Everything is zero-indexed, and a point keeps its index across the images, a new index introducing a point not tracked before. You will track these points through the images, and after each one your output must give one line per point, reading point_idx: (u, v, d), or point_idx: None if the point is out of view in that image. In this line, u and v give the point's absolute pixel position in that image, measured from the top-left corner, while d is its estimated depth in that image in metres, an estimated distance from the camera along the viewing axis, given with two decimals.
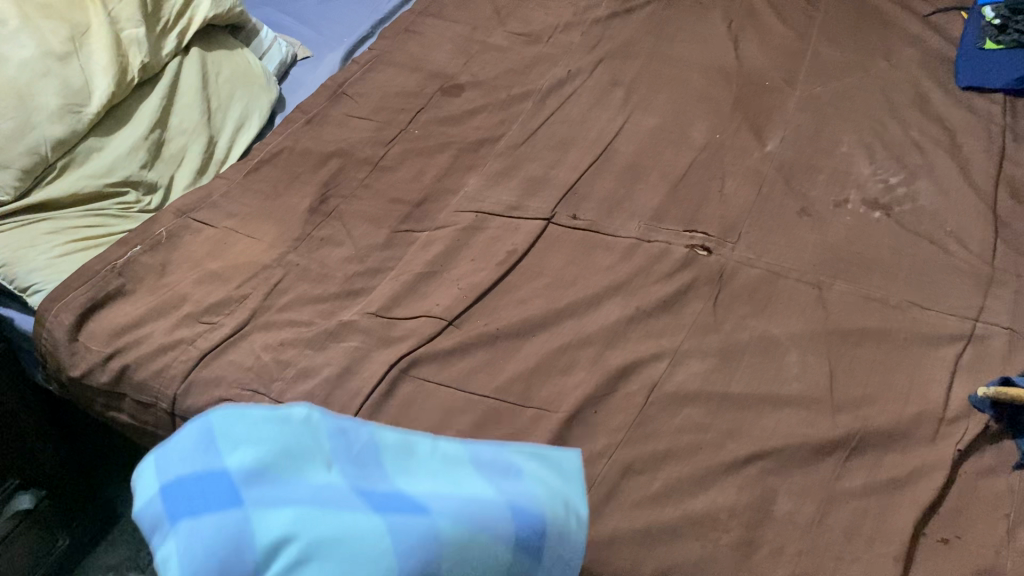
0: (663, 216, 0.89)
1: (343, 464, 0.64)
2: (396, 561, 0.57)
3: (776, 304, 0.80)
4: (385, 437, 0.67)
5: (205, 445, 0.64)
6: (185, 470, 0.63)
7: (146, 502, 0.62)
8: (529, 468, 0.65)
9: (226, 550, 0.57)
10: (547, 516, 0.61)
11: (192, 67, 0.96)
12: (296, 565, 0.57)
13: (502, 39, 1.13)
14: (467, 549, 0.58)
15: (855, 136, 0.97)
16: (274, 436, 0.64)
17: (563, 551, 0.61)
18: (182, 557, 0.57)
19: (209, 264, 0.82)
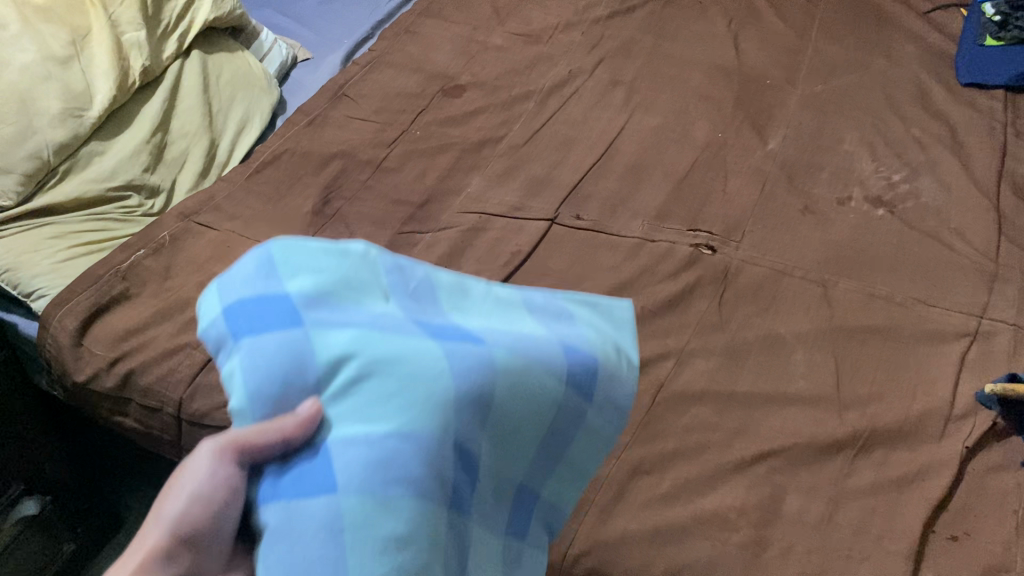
0: (666, 216, 0.89)
1: (402, 296, 0.50)
2: (462, 381, 0.46)
3: (780, 302, 0.80)
4: (441, 276, 0.54)
5: (266, 268, 0.48)
6: (241, 282, 0.47)
7: (199, 325, 0.46)
8: (592, 323, 0.58)
9: (289, 364, 0.44)
10: (599, 357, 0.54)
11: (194, 70, 0.95)
12: (362, 383, 0.44)
13: (502, 39, 1.13)
14: (527, 376, 0.50)
15: (857, 134, 0.97)
16: (336, 264, 0.49)
17: (614, 392, 0.55)
18: (246, 376, 0.43)
19: (213, 267, 0.81)
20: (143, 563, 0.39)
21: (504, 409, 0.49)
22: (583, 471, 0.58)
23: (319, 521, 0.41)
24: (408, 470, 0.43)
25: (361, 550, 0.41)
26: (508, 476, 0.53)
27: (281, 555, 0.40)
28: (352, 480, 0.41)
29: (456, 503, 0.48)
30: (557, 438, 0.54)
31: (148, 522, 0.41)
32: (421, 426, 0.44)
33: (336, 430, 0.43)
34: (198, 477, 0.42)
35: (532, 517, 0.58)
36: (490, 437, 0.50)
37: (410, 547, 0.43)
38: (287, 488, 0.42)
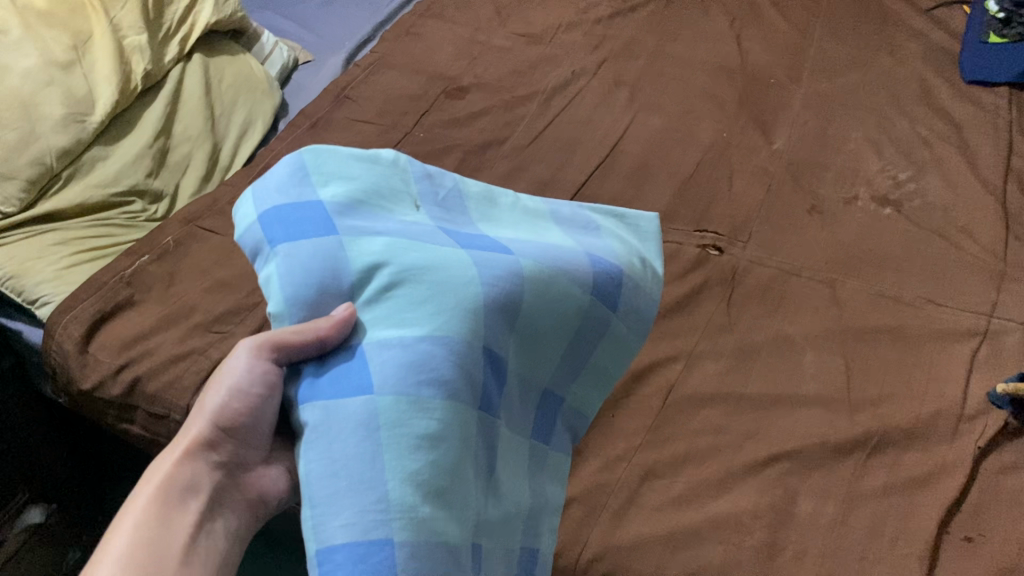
0: (672, 217, 0.88)
1: (430, 207, 0.62)
2: (490, 286, 0.52)
3: (789, 303, 0.80)
4: (469, 186, 0.66)
5: (300, 175, 0.56)
6: (276, 193, 0.54)
7: (237, 232, 0.54)
8: (606, 227, 0.68)
9: (327, 269, 0.51)
10: (623, 269, 0.62)
11: (195, 73, 0.95)
12: (398, 286, 0.51)
13: (504, 40, 1.12)
14: (555, 287, 0.56)
15: (862, 133, 0.97)
16: (366, 175, 0.59)
17: (637, 300, 0.63)
18: (284, 279, 0.51)
19: (218, 273, 0.81)
20: (188, 449, 0.52)
21: (532, 315, 0.55)
22: (606, 378, 0.63)
23: (357, 418, 0.47)
24: (439, 372, 0.48)
25: (396, 447, 0.46)
26: (538, 382, 0.59)
27: (322, 449, 0.47)
28: (387, 381, 0.47)
29: (487, 405, 0.52)
30: (580, 345, 0.60)
31: (196, 412, 0.54)
32: (452, 331, 0.50)
33: (369, 333, 0.50)
34: (237, 374, 0.52)
35: (557, 423, 0.61)
36: (519, 340, 0.55)
37: (443, 443, 0.47)
38: (325, 388, 0.49)
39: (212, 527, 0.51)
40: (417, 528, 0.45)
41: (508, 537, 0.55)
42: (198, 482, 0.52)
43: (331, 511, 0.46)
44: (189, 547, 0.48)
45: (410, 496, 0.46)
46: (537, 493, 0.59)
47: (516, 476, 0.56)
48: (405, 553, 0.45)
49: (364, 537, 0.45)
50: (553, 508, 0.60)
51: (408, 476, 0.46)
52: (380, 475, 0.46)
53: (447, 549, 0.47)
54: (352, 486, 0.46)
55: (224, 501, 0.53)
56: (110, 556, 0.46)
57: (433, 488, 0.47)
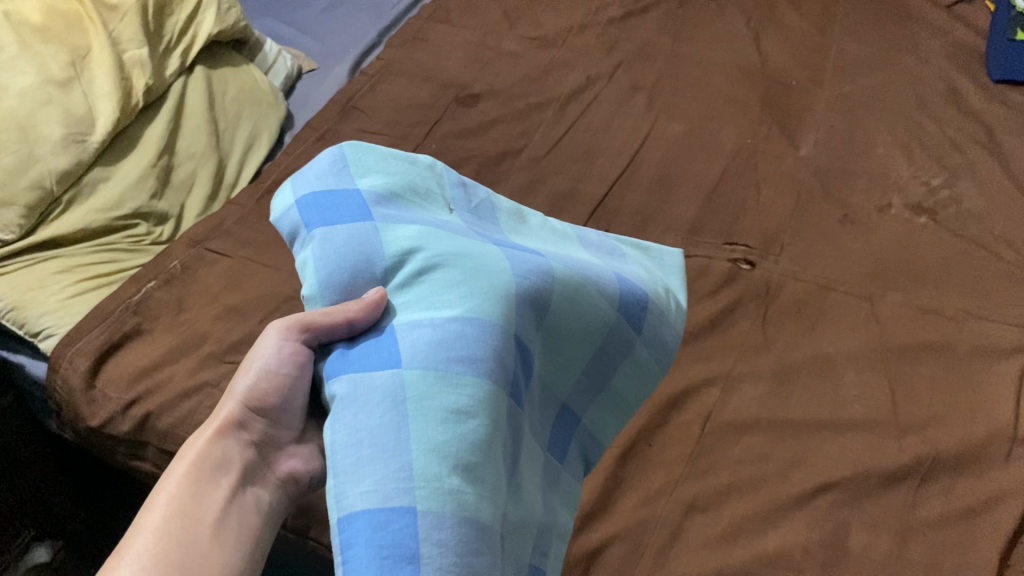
0: (700, 229, 0.85)
1: (463, 211, 0.63)
2: (521, 277, 0.53)
3: (826, 320, 0.76)
4: (500, 203, 0.67)
5: (340, 165, 0.57)
6: (314, 179, 0.55)
7: (275, 215, 0.54)
8: (632, 257, 0.71)
9: (361, 254, 0.52)
10: (648, 295, 0.63)
11: (199, 86, 0.91)
12: (433, 271, 0.51)
13: (514, 44, 1.09)
14: (582, 296, 0.56)
15: (891, 137, 0.94)
16: (405, 171, 0.60)
17: (661, 331, 0.63)
18: (319, 264, 0.52)
19: (229, 298, 0.77)
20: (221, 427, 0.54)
21: (561, 317, 0.55)
22: (625, 402, 0.62)
23: (383, 390, 0.46)
24: (472, 351, 0.47)
25: (423, 418, 0.45)
26: (557, 395, 0.58)
27: (348, 419, 0.46)
28: (416, 357, 0.47)
29: (517, 396, 0.50)
30: (604, 361, 0.59)
31: (227, 395, 0.56)
32: (487, 315, 0.49)
33: (399, 316, 0.50)
34: (265, 357, 0.54)
35: (573, 441, 0.60)
36: (544, 341, 0.55)
37: (475, 418, 0.46)
38: (354, 362, 0.49)
39: (245, 500, 0.52)
40: (443, 498, 0.43)
41: (527, 548, 0.51)
42: (231, 459, 0.53)
43: (353, 477, 0.44)
44: (222, 518, 0.50)
45: (435, 466, 0.44)
46: (552, 510, 0.55)
47: (535, 484, 0.53)
48: (427, 522, 0.43)
49: (385, 504, 0.43)
50: (565, 531, 0.57)
51: (434, 448, 0.44)
52: (404, 444, 0.44)
53: (476, 527, 0.44)
54: (375, 454, 0.45)
55: (256, 478, 0.54)
56: (144, 529, 0.47)
57: (463, 463, 0.45)
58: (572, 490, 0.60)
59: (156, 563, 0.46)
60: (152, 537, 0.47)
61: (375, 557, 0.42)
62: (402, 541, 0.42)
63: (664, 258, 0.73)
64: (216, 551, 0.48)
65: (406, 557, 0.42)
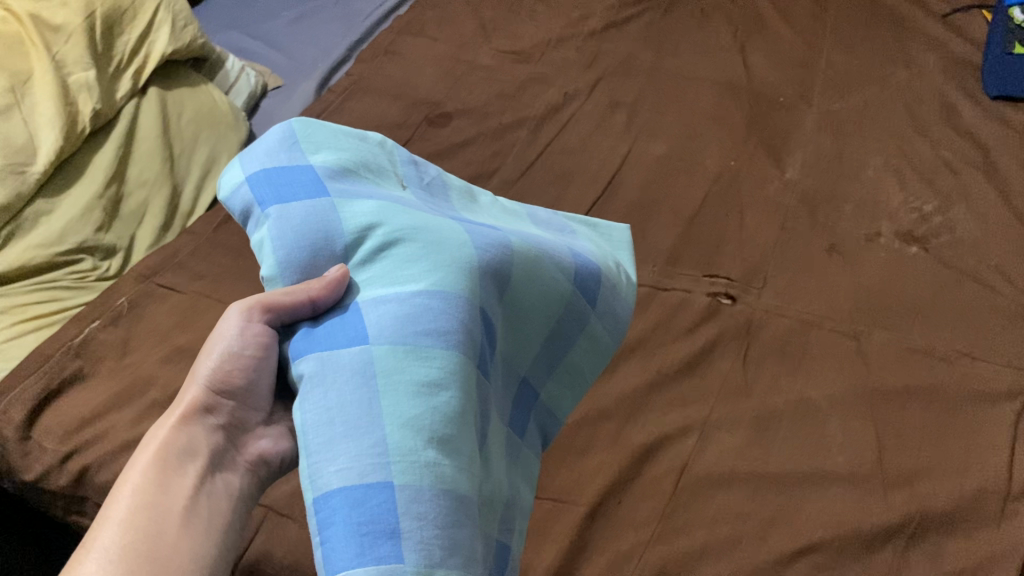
0: (678, 259, 0.81)
1: (417, 188, 0.58)
2: (483, 249, 0.49)
3: (810, 361, 0.72)
4: (451, 180, 0.63)
5: (289, 143, 0.53)
6: (264, 155, 0.51)
7: (223, 194, 0.50)
8: (582, 233, 0.68)
9: (319, 230, 0.47)
10: (605, 269, 0.60)
11: (152, 109, 0.86)
12: (395, 245, 0.47)
13: (490, 58, 1.04)
14: (542, 269, 0.53)
15: (882, 158, 0.89)
16: (355, 147, 0.55)
17: (615, 304, 0.60)
18: (276, 242, 0.48)
19: (178, 338, 0.73)
20: (188, 411, 0.51)
21: (522, 290, 0.51)
22: (582, 379, 0.59)
23: (351, 366, 0.42)
24: (441, 324, 0.44)
25: (395, 393, 0.42)
26: (520, 368, 0.54)
27: (317, 399, 0.42)
28: (384, 332, 0.43)
29: (484, 367, 0.47)
30: (563, 335, 0.56)
31: (189, 379, 0.53)
32: (453, 287, 0.45)
33: (363, 292, 0.46)
34: (230, 337, 0.51)
35: (530, 415, 0.57)
36: (508, 316, 0.52)
37: (447, 389, 0.42)
38: (320, 341, 0.45)
39: (216, 487, 0.49)
40: (419, 473, 0.40)
41: (495, 524, 0.48)
42: (198, 445, 0.50)
43: (325, 455, 0.41)
44: (192, 506, 0.47)
45: (410, 440, 0.41)
46: (514, 486, 0.52)
47: (502, 461, 0.50)
48: (405, 496, 0.39)
49: (361, 480, 0.40)
50: (526, 507, 0.54)
51: (406, 421, 0.41)
52: (376, 420, 0.41)
53: (454, 500, 0.41)
54: (348, 431, 0.41)
55: (226, 463, 0.51)
56: (109, 523, 0.44)
57: (438, 435, 0.41)
58: (534, 468, 0.57)
59: (124, 559, 0.43)
60: (119, 531, 0.44)
61: (353, 535, 0.39)
62: (380, 516, 0.39)
63: (611, 234, 0.70)
64: (186, 543, 0.45)
65: (386, 532, 0.39)
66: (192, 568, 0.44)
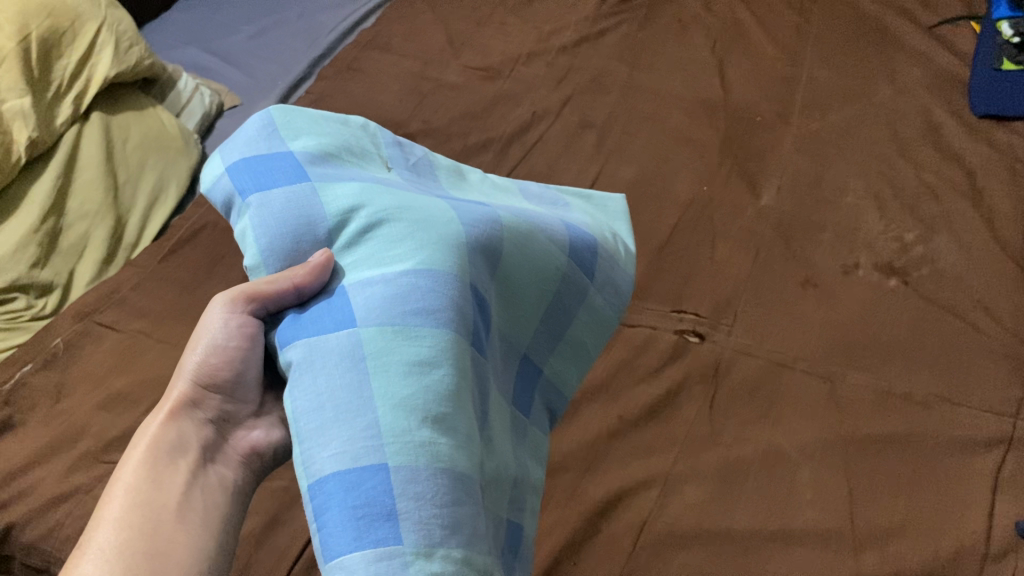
0: (646, 294, 0.77)
1: (401, 168, 0.58)
2: (470, 227, 0.49)
3: (781, 405, 0.68)
4: (436, 160, 0.62)
5: (270, 130, 0.52)
6: (244, 143, 0.51)
7: (205, 186, 0.50)
8: (576, 207, 0.69)
9: (300, 216, 0.47)
10: (596, 243, 0.60)
11: (96, 136, 0.85)
12: (380, 227, 0.47)
13: (457, 75, 1.00)
14: (532, 244, 0.54)
15: (863, 182, 0.85)
16: (337, 131, 0.55)
17: (613, 276, 0.62)
18: (259, 231, 0.48)
19: (113, 383, 0.70)
20: (176, 407, 0.51)
21: (512, 264, 0.52)
22: (581, 350, 0.59)
23: (339, 351, 0.42)
24: (431, 302, 0.43)
25: (385, 374, 0.41)
26: (518, 344, 0.55)
27: (307, 384, 0.42)
28: (371, 314, 0.43)
29: (479, 344, 0.46)
30: (558, 311, 0.56)
31: (176, 377, 0.53)
32: (441, 265, 0.44)
33: (349, 276, 0.46)
34: (212, 332, 0.51)
35: (534, 393, 0.57)
36: (500, 291, 0.52)
37: (439, 367, 0.42)
38: (308, 327, 0.45)
39: (208, 480, 0.50)
40: (415, 452, 0.40)
41: (503, 500, 0.48)
42: (188, 440, 0.51)
43: (317, 442, 0.40)
44: (186, 500, 0.47)
45: (402, 421, 0.40)
46: (521, 464, 0.51)
47: (505, 437, 0.50)
48: (401, 477, 0.39)
49: (355, 464, 0.39)
50: (536, 485, 0.53)
51: (399, 402, 0.40)
52: (367, 402, 0.40)
53: (453, 479, 0.40)
54: (340, 416, 0.40)
55: (216, 456, 0.52)
56: (105, 522, 0.45)
57: (432, 414, 0.41)
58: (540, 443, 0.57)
59: (120, 556, 0.43)
60: (113, 529, 0.44)
61: (350, 519, 0.38)
62: (376, 499, 0.38)
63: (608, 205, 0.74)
64: (184, 536, 0.45)
65: (383, 514, 0.38)
66: (189, 560, 0.45)
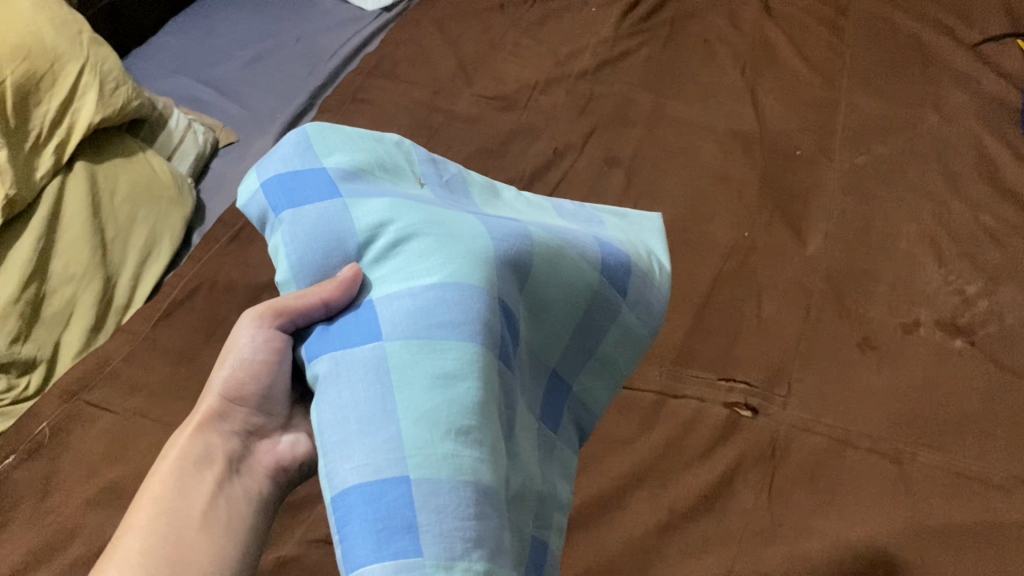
0: (689, 358, 0.71)
1: (435, 185, 0.49)
2: (503, 240, 0.42)
3: (845, 491, 0.62)
4: (472, 176, 0.53)
5: (304, 146, 0.44)
6: (277, 160, 0.44)
7: (240, 202, 0.43)
8: (614, 224, 0.56)
9: (330, 234, 0.41)
10: (635, 257, 0.51)
11: (80, 187, 0.80)
12: (409, 240, 0.40)
13: (469, 105, 0.94)
14: (563, 259, 0.45)
15: (916, 226, 0.78)
16: (369, 146, 0.47)
17: (647, 293, 0.50)
18: (291, 250, 0.41)
19: (107, 474, 0.63)
20: (202, 421, 0.47)
21: (547, 281, 0.44)
22: (620, 370, 0.50)
23: (364, 363, 0.36)
24: (460, 311, 0.37)
25: (411, 385, 0.36)
26: (549, 359, 0.47)
27: (330, 397, 0.37)
28: (397, 324, 0.37)
29: (509, 356, 0.40)
30: (591, 327, 0.48)
31: (206, 388, 0.49)
32: (469, 277, 0.38)
33: (378, 289, 0.40)
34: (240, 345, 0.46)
35: (565, 412, 0.49)
36: (530, 306, 0.44)
37: (467, 377, 0.36)
38: (335, 340, 0.39)
39: (235, 492, 0.45)
40: (438, 465, 0.34)
41: (527, 519, 0.41)
42: (215, 452, 0.46)
43: (339, 454, 0.35)
44: (211, 512, 0.43)
45: (428, 432, 0.35)
46: (548, 481, 0.44)
47: (532, 451, 0.43)
48: (424, 490, 0.34)
49: (376, 476, 0.34)
50: (563, 506, 0.46)
51: (424, 415, 0.35)
52: (391, 414, 0.35)
53: (481, 493, 0.35)
54: (363, 429, 0.35)
55: (243, 468, 0.47)
56: (130, 531, 0.41)
57: (460, 426, 0.35)
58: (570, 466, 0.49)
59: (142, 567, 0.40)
60: (139, 538, 0.41)
61: (370, 532, 0.33)
62: (398, 512, 0.33)
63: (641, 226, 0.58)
64: (206, 547, 0.42)
65: (404, 527, 0.33)
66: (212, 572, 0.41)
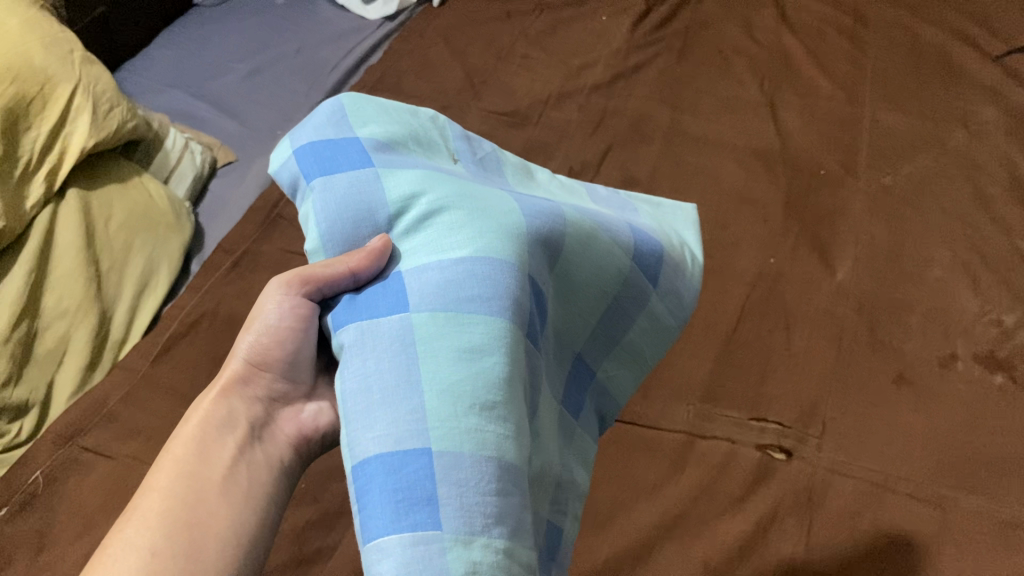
0: (718, 398, 0.68)
1: (469, 162, 0.46)
2: (535, 218, 0.39)
3: (886, 538, 0.58)
4: (507, 156, 0.50)
5: (338, 116, 0.42)
6: (310, 128, 0.41)
7: (271, 168, 0.41)
8: (648, 211, 0.53)
9: (360, 204, 0.39)
10: (668, 247, 0.48)
11: (70, 217, 0.78)
12: (437, 215, 0.38)
13: (479, 122, 0.93)
14: (595, 242, 0.42)
15: (948, 252, 0.74)
16: (404, 120, 0.44)
17: (678, 283, 0.47)
18: (321, 217, 0.39)
19: (106, 524, 0.60)
20: (226, 387, 0.46)
21: (576, 263, 0.41)
22: (647, 361, 0.47)
23: (389, 336, 0.34)
24: (488, 287, 0.35)
25: (437, 358, 0.34)
26: (574, 342, 0.45)
27: (355, 367, 0.35)
28: (424, 296, 0.35)
29: (535, 335, 0.38)
30: (621, 315, 0.45)
31: (230, 356, 0.48)
32: (500, 252, 0.36)
33: (408, 262, 0.37)
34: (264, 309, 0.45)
35: (586, 396, 0.46)
36: (557, 287, 0.42)
37: (493, 352, 0.34)
38: (361, 309, 0.37)
39: (255, 458, 0.44)
40: (461, 438, 0.32)
41: (545, 504, 0.39)
42: (237, 417, 0.45)
43: (362, 424, 0.33)
44: (230, 476, 0.42)
45: (452, 405, 0.33)
46: (567, 464, 0.42)
47: (554, 432, 0.40)
48: (445, 462, 0.32)
49: (397, 447, 0.32)
50: (582, 493, 0.44)
51: (448, 387, 0.33)
52: (415, 385, 0.33)
53: (504, 471, 0.33)
54: (387, 400, 0.33)
55: (265, 436, 0.46)
56: (148, 492, 0.40)
57: (484, 402, 0.33)
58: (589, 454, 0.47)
59: (156, 530, 0.39)
60: (157, 497, 0.40)
61: (389, 500, 0.31)
62: (419, 483, 0.31)
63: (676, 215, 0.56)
64: (224, 514, 0.41)
65: (424, 499, 0.31)
66: (227, 539, 0.40)
